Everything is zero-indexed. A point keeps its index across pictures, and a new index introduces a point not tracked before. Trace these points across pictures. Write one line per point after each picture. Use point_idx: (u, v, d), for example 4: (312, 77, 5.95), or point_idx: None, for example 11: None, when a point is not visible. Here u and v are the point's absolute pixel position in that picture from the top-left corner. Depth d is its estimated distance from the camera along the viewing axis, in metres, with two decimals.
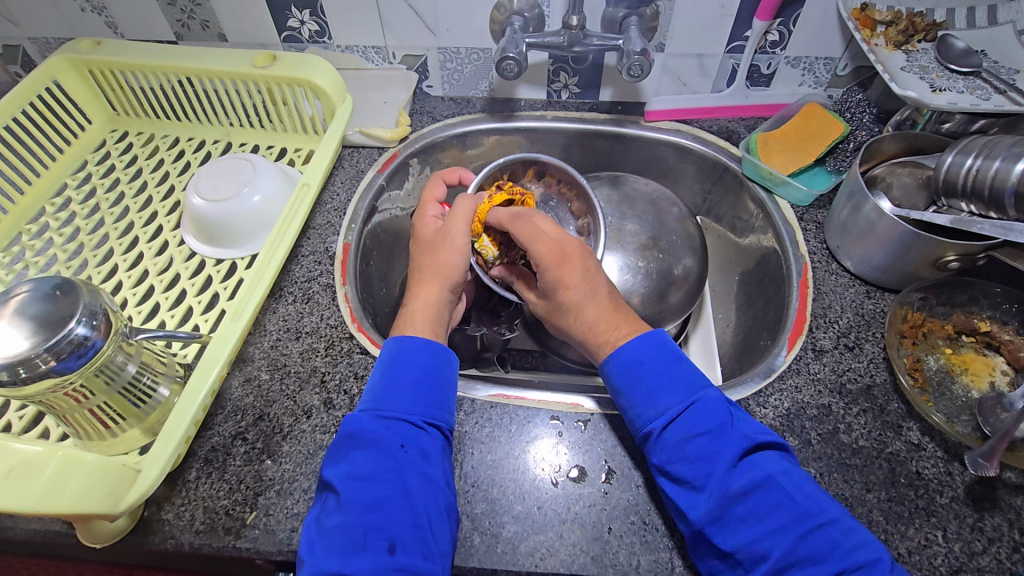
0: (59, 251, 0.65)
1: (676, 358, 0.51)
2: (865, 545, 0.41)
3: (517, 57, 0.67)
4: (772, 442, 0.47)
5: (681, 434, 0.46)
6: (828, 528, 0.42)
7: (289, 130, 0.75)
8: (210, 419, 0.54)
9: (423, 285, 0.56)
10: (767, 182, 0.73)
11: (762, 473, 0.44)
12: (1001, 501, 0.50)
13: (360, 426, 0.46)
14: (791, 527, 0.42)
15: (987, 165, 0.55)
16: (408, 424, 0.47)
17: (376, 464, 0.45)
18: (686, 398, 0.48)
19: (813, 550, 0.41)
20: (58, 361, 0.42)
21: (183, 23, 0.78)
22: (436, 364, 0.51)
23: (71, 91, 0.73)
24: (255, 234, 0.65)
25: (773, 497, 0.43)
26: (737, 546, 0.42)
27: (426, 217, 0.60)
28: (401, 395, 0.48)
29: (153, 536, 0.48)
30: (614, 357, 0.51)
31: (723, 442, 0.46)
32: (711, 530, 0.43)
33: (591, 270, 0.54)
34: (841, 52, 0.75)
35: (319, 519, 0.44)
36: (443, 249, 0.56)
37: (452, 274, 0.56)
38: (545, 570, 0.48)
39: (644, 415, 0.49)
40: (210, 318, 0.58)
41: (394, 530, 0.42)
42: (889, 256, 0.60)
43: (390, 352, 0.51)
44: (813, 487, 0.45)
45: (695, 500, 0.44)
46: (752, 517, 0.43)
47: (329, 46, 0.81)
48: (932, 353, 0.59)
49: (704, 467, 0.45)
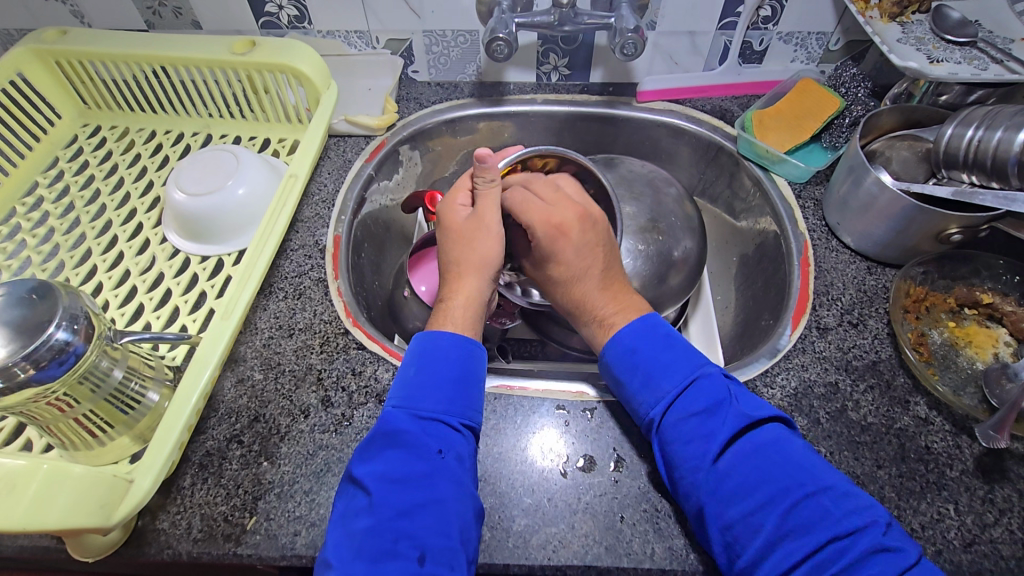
0: (33, 253, 0.61)
1: (669, 341, 0.50)
2: (860, 511, 0.40)
3: (506, 38, 0.65)
4: (774, 416, 0.46)
5: (677, 416, 0.46)
6: (817, 497, 0.41)
7: (272, 120, 0.72)
8: (203, 423, 0.52)
9: (463, 279, 0.54)
10: (763, 160, 0.72)
11: (751, 446, 0.44)
12: (1010, 472, 0.50)
13: (396, 424, 0.45)
14: (779, 498, 0.41)
15: (990, 136, 0.55)
16: (444, 426, 0.46)
17: (411, 467, 0.43)
18: (684, 379, 0.48)
19: (801, 520, 0.40)
20: (38, 370, 0.39)
21: (154, 11, 0.75)
22: (473, 364, 0.50)
23: (37, 85, 0.69)
24: (243, 229, 0.62)
25: (763, 468, 0.43)
26: (733, 521, 0.42)
27: (455, 204, 0.58)
28: (435, 395, 0.47)
29: (149, 546, 0.46)
30: (609, 347, 0.51)
31: (721, 419, 0.45)
32: (708, 508, 0.43)
33: (592, 242, 0.53)
34: (834, 26, 0.74)
35: (345, 519, 0.42)
36: (476, 237, 0.55)
37: (488, 264, 0.54)
38: (559, 564, 0.47)
39: (644, 402, 0.48)
40: (199, 317, 0.56)
41: (425, 538, 0.41)
42: (890, 230, 0.59)
43: (425, 346, 0.49)
44: (809, 457, 0.44)
45: (692, 483, 0.44)
46: (741, 490, 0.42)
47: (309, 32, 0.77)
48: (936, 327, 0.59)
49: (701, 447, 0.44)
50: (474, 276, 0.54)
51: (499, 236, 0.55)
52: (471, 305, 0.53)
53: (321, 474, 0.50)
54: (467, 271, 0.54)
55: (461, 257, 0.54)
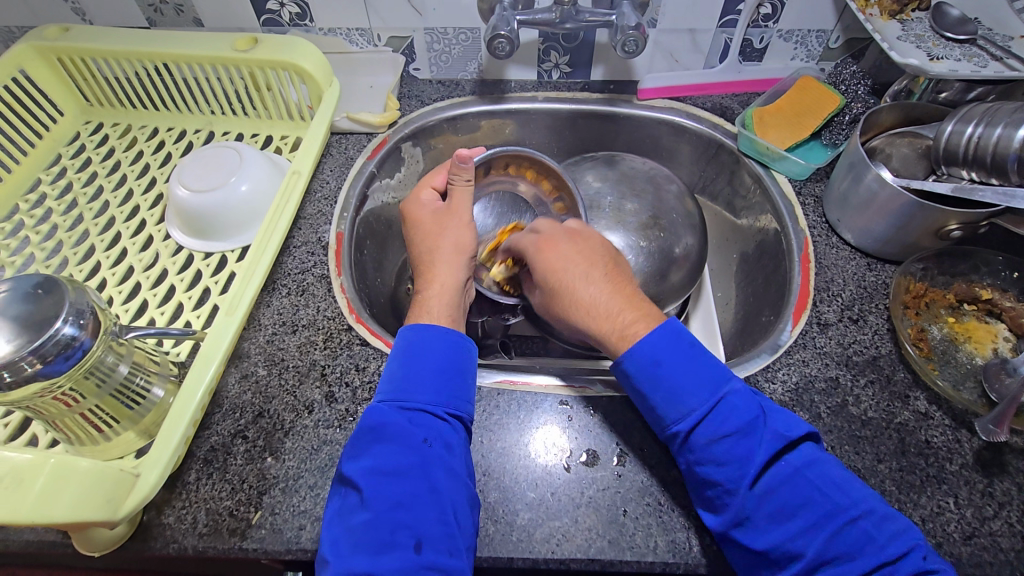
0: (37, 250, 0.61)
1: (694, 352, 0.49)
2: (901, 535, 0.41)
3: (509, 35, 0.65)
4: (803, 433, 0.47)
5: (708, 436, 0.45)
6: (861, 521, 0.42)
7: (274, 117, 0.72)
8: (208, 418, 0.52)
9: (437, 269, 0.55)
10: (763, 158, 0.72)
11: (788, 468, 0.44)
12: (1009, 465, 0.50)
13: (382, 419, 0.45)
14: (823, 524, 0.42)
15: (989, 133, 0.55)
16: (431, 417, 0.46)
17: (401, 459, 0.44)
18: (713, 395, 0.47)
19: (845, 547, 0.41)
20: (44, 364, 0.40)
21: (156, 8, 0.75)
22: (459, 355, 0.50)
23: (39, 81, 0.69)
24: (246, 226, 0.62)
25: (802, 492, 0.43)
26: (770, 545, 0.42)
27: (421, 201, 0.60)
28: (421, 386, 0.47)
29: (154, 541, 0.46)
30: (628, 358, 0.49)
31: (756, 442, 0.45)
32: (742, 530, 0.43)
33: (582, 248, 0.55)
34: (834, 24, 0.74)
35: (342, 517, 0.42)
36: (446, 228, 0.58)
37: (463, 254, 0.57)
38: (563, 557, 0.47)
39: (670, 416, 0.47)
40: (203, 313, 0.56)
41: (421, 527, 0.41)
42: (891, 226, 0.60)
43: (409, 340, 0.50)
44: (841, 477, 0.44)
45: (724, 502, 0.44)
46: (781, 514, 0.43)
47: (311, 29, 0.78)
48: (936, 323, 0.59)
49: (736, 470, 0.44)
50: (448, 265, 0.56)
51: (469, 224, 0.58)
52: (444, 292, 0.54)
53: (325, 469, 0.50)
54: (438, 261, 0.56)
55: (433, 247, 0.57)
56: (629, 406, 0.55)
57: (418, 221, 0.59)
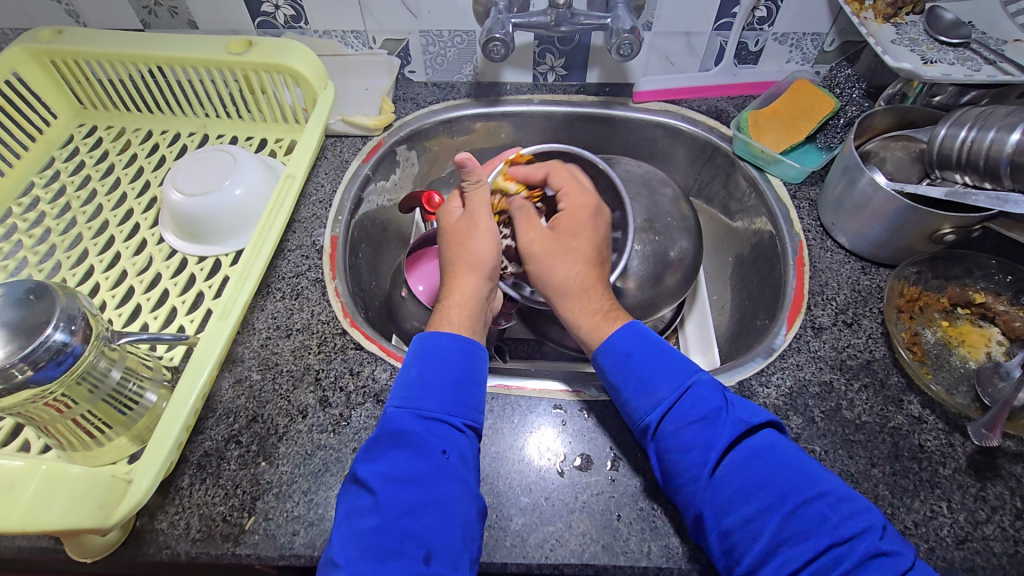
0: (30, 253, 0.61)
1: (663, 348, 0.51)
2: (857, 516, 0.41)
3: (503, 38, 0.65)
4: (768, 422, 0.47)
5: (675, 424, 0.46)
6: (816, 502, 0.42)
7: (269, 120, 0.72)
8: (201, 423, 0.52)
9: (459, 278, 0.55)
10: (759, 161, 0.72)
11: (749, 452, 0.45)
12: (1002, 470, 0.50)
13: (401, 425, 0.45)
14: (779, 505, 0.42)
15: (982, 137, 0.55)
16: (448, 426, 0.46)
17: (416, 467, 0.44)
18: (681, 385, 0.48)
19: (801, 527, 0.41)
20: (36, 371, 0.39)
21: (150, 10, 0.75)
22: (474, 365, 0.50)
23: (33, 84, 0.68)
24: (240, 229, 0.62)
25: (761, 474, 0.44)
26: (731, 527, 0.42)
27: (450, 207, 0.60)
28: (439, 395, 0.47)
29: (147, 547, 0.46)
30: (602, 351, 0.52)
31: (719, 428, 0.46)
32: (707, 514, 0.43)
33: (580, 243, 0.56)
34: (829, 27, 0.74)
35: (350, 519, 0.42)
36: (470, 235, 0.57)
37: (486, 262, 0.56)
38: (557, 562, 0.47)
39: (639, 408, 0.48)
40: (196, 318, 0.56)
41: (430, 538, 0.41)
42: (885, 230, 0.60)
43: (429, 345, 0.50)
44: (802, 462, 0.45)
45: (691, 490, 0.45)
46: (741, 497, 0.43)
47: (306, 32, 0.78)
48: (929, 327, 0.60)
49: (699, 456, 0.45)
50: (469, 275, 0.55)
51: (494, 231, 0.57)
52: (464, 303, 0.54)
53: (319, 474, 0.50)
54: (458, 272, 0.56)
55: (457, 257, 0.56)
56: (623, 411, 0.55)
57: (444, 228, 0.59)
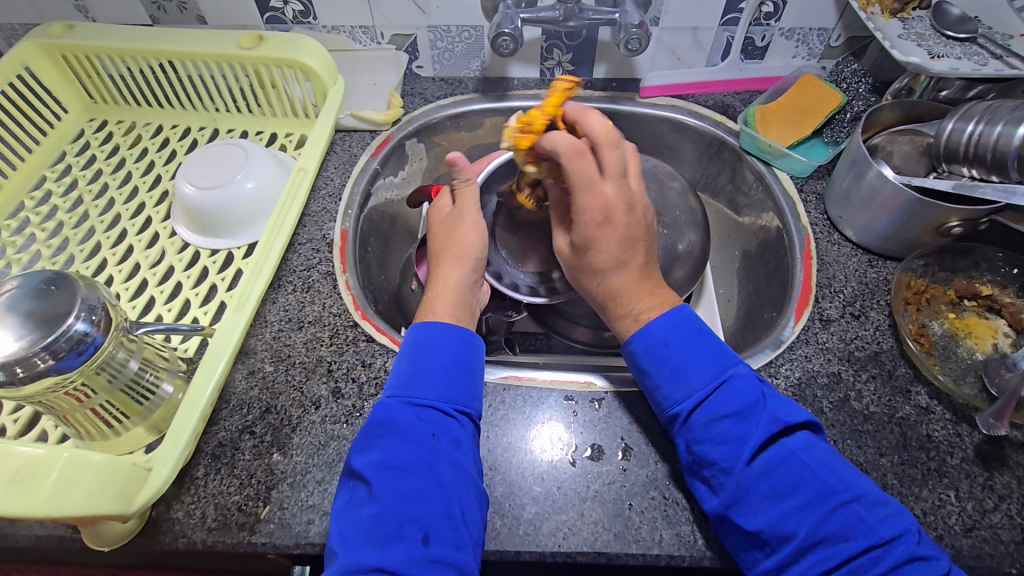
0: (43, 247, 0.62)
1: (702, 337, 0.51)
2: (892, 520, 0.42)
3: (512, 33, 0.65)
4: (805, 422, 0.48)
5: (708, 415, 0.47)
6: (853, 505, 0.42)
7: (279, 115, 0.72)
8: (216, 414, 0.52)
9: (444, 268, 0.56)
10: (765, 155, 0.73)
11: (784, 451, 0.45)
12: (1009, 459, 0.51)
13: (390, 414, 0.46)
14: (815, 504, 0.43)
15: (990, 130, 0.55)
16: (439, 413, 0.47)
17: (410, 453, 0.44)
18: (717, 377, 0.49)
19: (836, 527, 0.42)
20: (57, 360, 0.40)
21: (159, 5, 0.75)
22: (468, 351, 0.51)
23: (44, 78, 0.69)
24: (252, 223, 0.63)
25: (795, 472, 0.44)
26: (761, 526, 0.43)
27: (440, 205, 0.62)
28: (429, 382, 0.48)
29: (164, 536, 0.47)
30: (638, 338, 0.51)
31: (755, 424, 0.46)
32: (735, 510, 0.44)
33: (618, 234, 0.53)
34: (835, 22, 0.75)
35: (350, 509, 0.43)
36: (457, 228, 0.58)
37: (472, 253, 0.57)
38: (569, 550, 0.48)
39: (672, 396, 0.49)
40: (210, 310, 0.56)
41: (429, 521, 0.42)
42: (892, 223, 0.60)
43: (416, 337, 0.50)
44: (834, 461, 0.45)
45: (720, 483, 0.45)
46: (776, 494, 0.44)
47: (314, 27, 0.78)
48: (937, 319, 0.60)
49: (732, 449, 0.45)
50: (453, 265, 0.56)
51: (479, 224, 0.58)
52: (447, 288, 0.55)
53: (333, 464, 0.50)
54: (443, 263, 0.57)
55: (444, 249, 0.57)
56: (632, 402, 0.55)
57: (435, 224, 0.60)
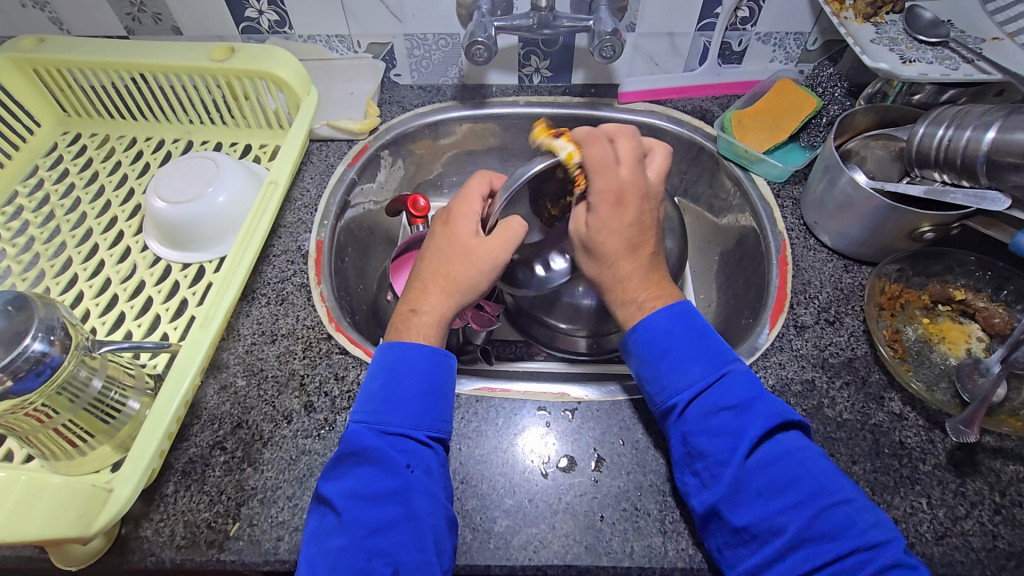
0: (13, 263, 0.61)
1: (704, 331, 0.51)
2: (880, 527, 0.42)
3: (485, 42, 0.65)
4: (797, 424, 0.48)
5: (705, 408, 0.47)
6: (844, 506, 0.42)
7: (254, 126, 0.72)
8: (186, 430, 0.52)
9: (434, 295, 0.52)
10: (743, 160, 0.73)
11: (782, 447, 0.45)
12: (981, 465, 0.51)
13: (362, 442, 0.45)
14: (808, 503, 0.42)
15: (959, 135, 0.55)
16: (411, 441, 0.47)
17: (382, 484, 0.44)
18: (717, 371, 0.49)
19: (827, 527, 0.41)
20: (15, 381, 0.40)
21: (133, 17, 0.75)
22: (444, 374, 0.50)
23: (15, 93, 0.68)
24: (224, 236, 0.62)
25: (794, 470, 0.44)
26: (750, 523, 0.43)
27: (462, 220, 0.54)
28: (401, 407, 0.47)
29: (132, 555, 0.47)
30: (640, 327, 0.51)
31: (750, 419, 0.46)
32: (722, 506, 0.44)
33: (647, 224, 0.53)
34: (811, 26, 0.75)
35: (318, 538, 0.43)
36: (473, 260, 0.52)
37: (468, 289, 0.52)
38: (540, 564, 0.48)
39: (670, 386, 0.49)
40: (180, 325, 0.56)
41: (399, 554, 0.42)
42: (865, 229, 0.60)
43: (393, 358, 0.49)
44: (828, 467, 0.45)
45: (711, 479, 0.45)
46: (766, 492, 0.43)
47: (290, 36, 0.78)
48: (910, 324, 0.60)
49: (728, 442, 0.45)
50: (441, 295, 0.52)
51: (489, 263, 0.53)
52: (443, 321, 0.52)
53: (303, 479, 0.50)
54: (441, 289, 0.52)
55: (436, 274, 0.53)
56: (604, 413, 0.55)
57: (451, 240, 0.54)
